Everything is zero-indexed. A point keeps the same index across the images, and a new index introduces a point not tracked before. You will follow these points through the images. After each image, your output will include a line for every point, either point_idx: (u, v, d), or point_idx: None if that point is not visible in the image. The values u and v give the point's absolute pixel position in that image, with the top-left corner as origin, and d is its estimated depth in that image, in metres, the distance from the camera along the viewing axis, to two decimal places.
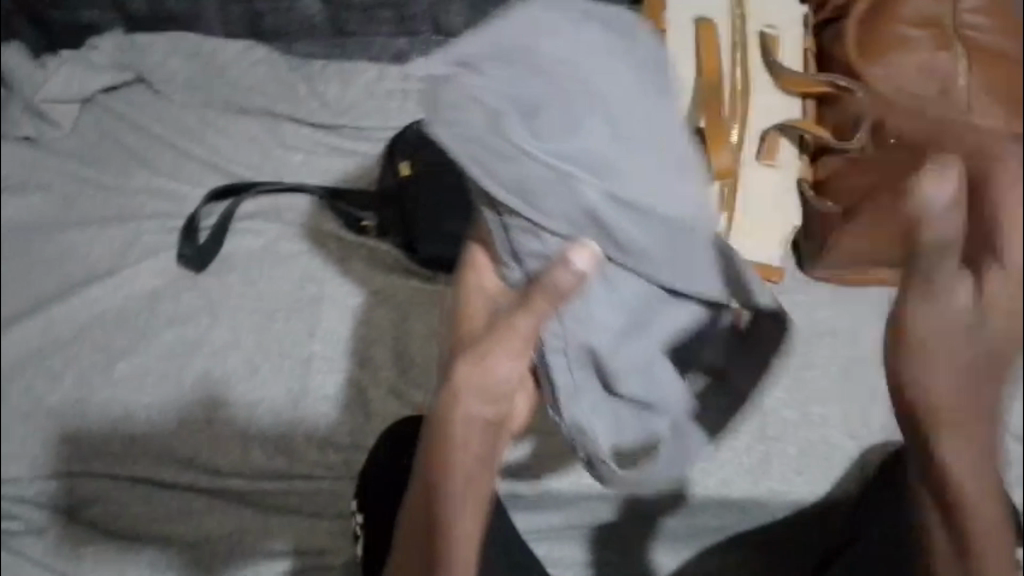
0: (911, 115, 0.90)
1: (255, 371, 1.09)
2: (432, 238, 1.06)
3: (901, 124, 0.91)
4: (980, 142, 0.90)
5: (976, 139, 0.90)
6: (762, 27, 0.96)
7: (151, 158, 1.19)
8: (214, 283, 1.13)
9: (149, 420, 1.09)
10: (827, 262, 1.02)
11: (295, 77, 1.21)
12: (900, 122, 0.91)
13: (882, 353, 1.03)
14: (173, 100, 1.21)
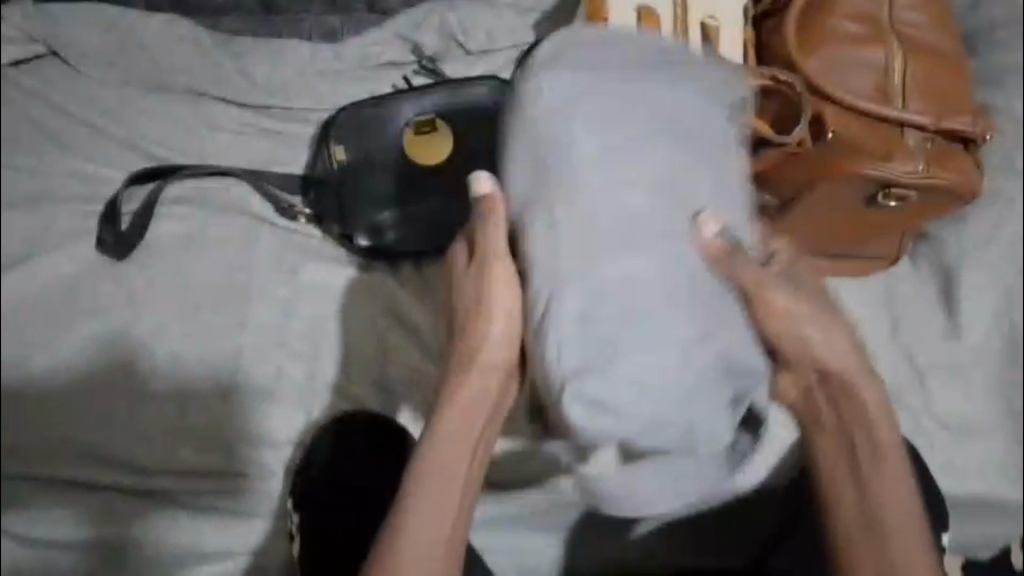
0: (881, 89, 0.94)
1: (184, 367, 1.04)
2: (370, 226, 1.08)
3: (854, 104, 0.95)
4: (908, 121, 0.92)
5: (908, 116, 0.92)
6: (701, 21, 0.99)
7: (63, 137, 1.12)
8: (137, 272, 1.08)
9: (65, 418, 1.03)
10: None
11: (219, 53, 1.15)
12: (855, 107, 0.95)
13: None
14: (90, 77, 1.14)
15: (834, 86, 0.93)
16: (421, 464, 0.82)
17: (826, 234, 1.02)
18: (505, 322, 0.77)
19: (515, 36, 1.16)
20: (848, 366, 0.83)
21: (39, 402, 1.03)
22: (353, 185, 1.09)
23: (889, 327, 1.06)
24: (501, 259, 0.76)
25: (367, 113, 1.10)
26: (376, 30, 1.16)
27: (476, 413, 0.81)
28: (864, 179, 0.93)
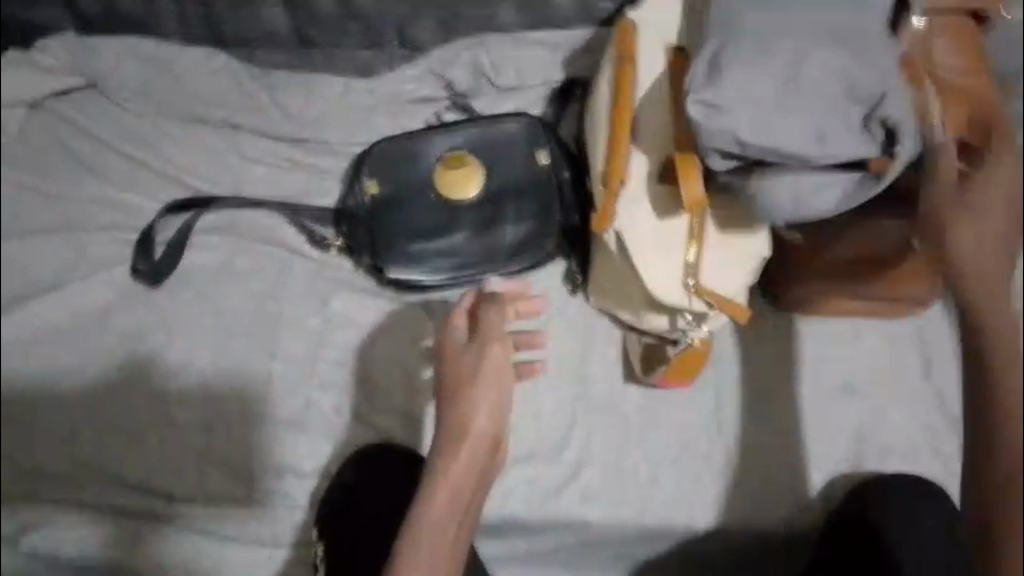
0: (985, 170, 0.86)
1: (212, 395, 1.05)
2: (399, 258, 1.07)
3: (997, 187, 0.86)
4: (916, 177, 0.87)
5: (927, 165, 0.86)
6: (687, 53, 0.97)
7: (101, 168, 1.15)
8: (168, 301, 1.09)
9: (95, 440, 1.04)
10: (800, 289, 1.03)
11: (255, 86, 1.17)
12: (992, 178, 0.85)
13: (843, 382, 1.05)
14: (128, 109, 1.17)
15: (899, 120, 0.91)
16: (413, 535, 0.79)
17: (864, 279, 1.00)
18: (492, 397, 0.85)
19: (547, 73, 1.17)
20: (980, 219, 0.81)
21: (69, 424, 1.05)
22: (384, 218, 1.09)
23: (920, 368, 1.06)
24: (495, 340, 0.88)
25: (399, 148, 1.11)
26: (411, 66, 1.18)
27: (465, 488, 0.82)
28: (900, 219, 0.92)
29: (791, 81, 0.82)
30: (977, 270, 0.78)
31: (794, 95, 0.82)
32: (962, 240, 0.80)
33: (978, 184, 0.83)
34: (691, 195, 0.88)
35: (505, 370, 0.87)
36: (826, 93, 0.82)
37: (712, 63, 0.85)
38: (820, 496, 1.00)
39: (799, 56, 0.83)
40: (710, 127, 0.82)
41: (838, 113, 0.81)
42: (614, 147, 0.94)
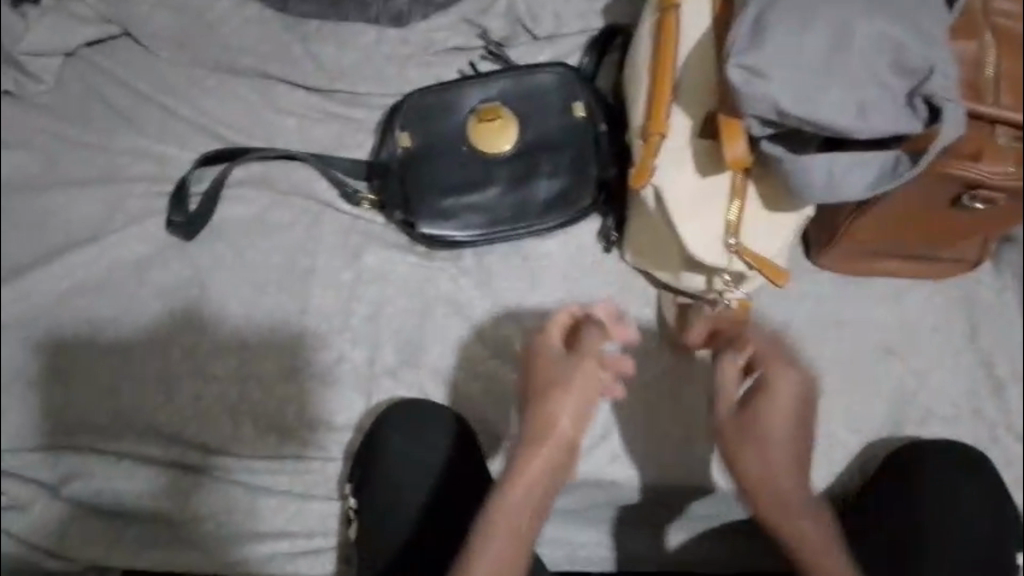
0: (778, 379, 0.87)
1: (247, 348, 1.06)
2: (431, 214, 1.06)
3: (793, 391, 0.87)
4: (726, 376, 0.90)
5: (726, 369, 0.90)
6: None
7: (136, 119, 1.15)
8: (203, 253, 1.09)
9: (134, 390, 1.05)
10: (839, 248, 0.99)
11: (288, 36, 1.14)
12: (781, 389, 0.87)
13: (886, 346, 1.02)
14: (162, 58, 1.16)
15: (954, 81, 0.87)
16: (485, 532, 0.84)
17: (908, 237, 0.96)
18: (580, 398, 0.90)
19: (584, 21, 1.14)
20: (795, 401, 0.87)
21: (109, 374, 1.06)
22: (416, 171, 1.07)
23: (966, 333, 1.03)
24: (592, 357, 0.91)
25: (433, 98, 1.08)
26: (443, 14, 1.14)
27: (538, 481, 0.88)
28: (947, 181, 0.87)
29: (839, 48, 0.80)
30: (762, 490, 0.85)
31: (842, 63, 0.79)
32: (739, 463, 0.86)
33: (760, 396, 0.87)
34: (733, 154, 0.84)
35: (595, 380, 0.91)
36: (875, 62, 0.79)
37: (760, 21, 0.81)
38: (857, 458, 0.99)
39: (849, 20, 0.80)
40: (749, 89, 0.79)
41: (882, 84, 0.79)
42: (654, 103, 0.91)
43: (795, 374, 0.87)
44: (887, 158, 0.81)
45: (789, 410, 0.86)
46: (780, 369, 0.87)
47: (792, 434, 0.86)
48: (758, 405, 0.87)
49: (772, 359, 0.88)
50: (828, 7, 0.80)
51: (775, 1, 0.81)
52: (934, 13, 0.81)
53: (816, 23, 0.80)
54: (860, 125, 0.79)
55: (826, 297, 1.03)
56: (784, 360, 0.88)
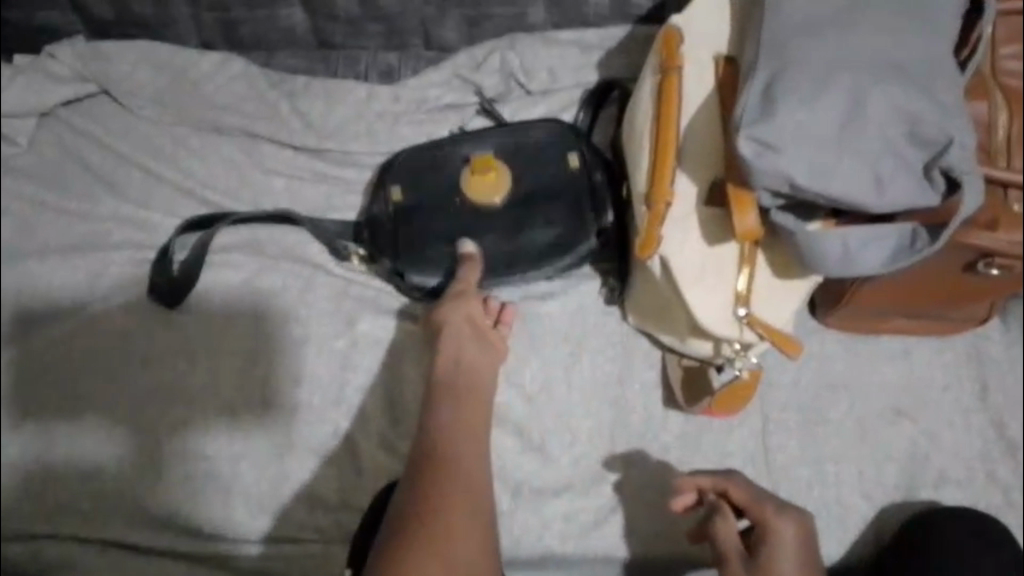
0: (778, 527, 0.83)
1: (237, 423, 1.02)
2: (422, 263, 1.02)
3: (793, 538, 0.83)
4: (724, 531, 0.84)
5: (720, 521, 0.85)
6: (730, 58, 0.90)
7: (118, 182, 1.10)
8: (190, 323, 1.05)
9: (119, 472, 1.01)
10: (846, 309, 0.97)
11: (274, 94, 1.12)
12: (784, 538, 0.82)
13: (896, 408, 1.00)
14: (142, 118, 1.12)
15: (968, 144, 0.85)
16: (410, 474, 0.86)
17: (917, 298, 0.94)
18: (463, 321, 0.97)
19: (580, 75, 1.11)
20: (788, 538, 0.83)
21: (91, 457, 1.01)
22: (408, 224, 1.03)
23: (977, 393, 1.01)
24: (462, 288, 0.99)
25: (424, 154, 1.06)
26: (437, 70, 1.12)
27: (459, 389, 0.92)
28: (962, 248, 0.85)
29: (852, 117, 0.77)
30: None
31: (855, 134, 0.77)
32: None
33: (764, 547, 0.82)
34: (744, 225, 0.82)
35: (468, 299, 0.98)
36: (889, 133, 0.77)
37: (769, 91, 0.79)
38: (872, 525, 0.96)
39: (863, 89, 0.78)
40: (760, 162, 0.77)
41: (897, 155, 0.77)
42: (657, 170, 0.88)
43: (793, 520, 0.83)
44: (903, 231, 0.79)
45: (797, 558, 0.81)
46: (775, 517, 0.83)
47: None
48: (769, 557, 0.81)
49: (760, 503, 0.85)
50: (841, 76, 0.78)
51: (786, 69, 0.79)
52: (948, 81, 0.79)
53: (826, 93, 0.78)
54: (874, 197, 0.77)
55: (833, 358, 1.01)
56: (776, 508, 0.84)
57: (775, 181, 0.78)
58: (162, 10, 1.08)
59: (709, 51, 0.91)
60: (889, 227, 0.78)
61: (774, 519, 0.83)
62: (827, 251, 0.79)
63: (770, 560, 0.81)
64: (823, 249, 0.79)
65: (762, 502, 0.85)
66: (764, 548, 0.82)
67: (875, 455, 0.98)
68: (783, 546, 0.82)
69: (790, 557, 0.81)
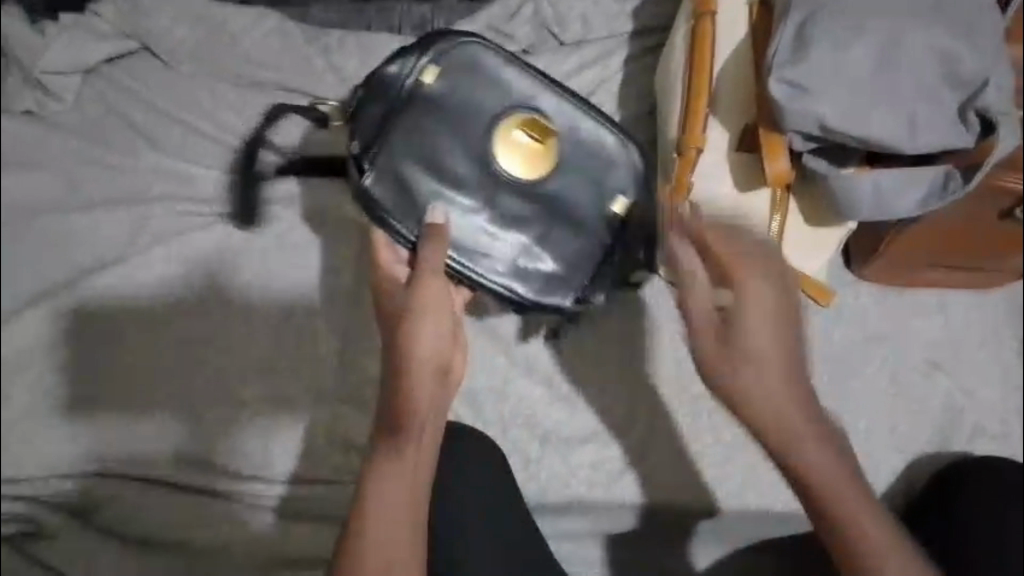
0: (742, 279, 0.69)
1: (276, 369, 1.06)
2: (394, 191, 0.87)
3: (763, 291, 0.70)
4: (689, 299, 0.72)
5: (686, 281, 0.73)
6: None
7: (158, 138, 1.13)
8: (230, 274, 1.09)
9: (166, 416, 1.05)
10: (881, 261, 0.95)
11: (309, 48, 1.13)
12: (749, 289, 0.69)
13: (932, 361, 0.99)
14: (182, 74, 1.14)
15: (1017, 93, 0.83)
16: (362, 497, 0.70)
17: (953, 249, 0.93)
18: (432, 314, 0.75)
19: (613, 26, 1.11)
20: (768, 346, 0.69)
21: (133, 402, 1.06)
22: (400, 117, 0.88)
23: (1014, 347, 1.00)
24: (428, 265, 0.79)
25: (486, 58, 0.90)
26: (469, 22, 1.11)
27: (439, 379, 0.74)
28: (1000, 195, 0.84)
29: (889, 59, 0.75)
30: (773, 434, 0.69)
31: (889, 75, 0.75)
32: (805, 450, 0.69)
33: (732, 323, 0.69)
34: (775, 169, 0.80)
35: (439, 285, 0.77)
36: (925, 74, 0.76)
37: (803, 30, 0.77)
38: (903, 476, 0.96)
39: (898, 29, 0.75)
40: (791, 104, 0.76)
41: (932, 96, 0.75)
42: (690, 116, 0.87)
43: (766, 278, 0.70)
44: (937, 174, 0.77)
45: (767, 308, 0.69)
46: (741, 272, 0.70)
47: (769, 328, 0.69)
48: (741, 348, 0.69)
49: (738, 262, 0.71)
50: (875, 15, 0.76)
51: (823, 8, 0.76)
52: (991, 22, 0.76)
53: (860, 32, 0.76)
54: (907, 139, 0.76)
55: (868, 309, 1.00)
56: (753, 265, 0.71)
57: (805, 124, 0.76)
58: None
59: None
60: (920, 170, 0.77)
61: (749, 276, 0.70)
62: (859, 196, 0.78)
63: (732, 345, 0.69)
64: (853, 195, 0.78)
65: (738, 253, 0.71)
66: (734, 317, 0.69)
67: (910, 407, 0.97)
68: (756, 326, 0.69)
69: (764, 330, 0.68)
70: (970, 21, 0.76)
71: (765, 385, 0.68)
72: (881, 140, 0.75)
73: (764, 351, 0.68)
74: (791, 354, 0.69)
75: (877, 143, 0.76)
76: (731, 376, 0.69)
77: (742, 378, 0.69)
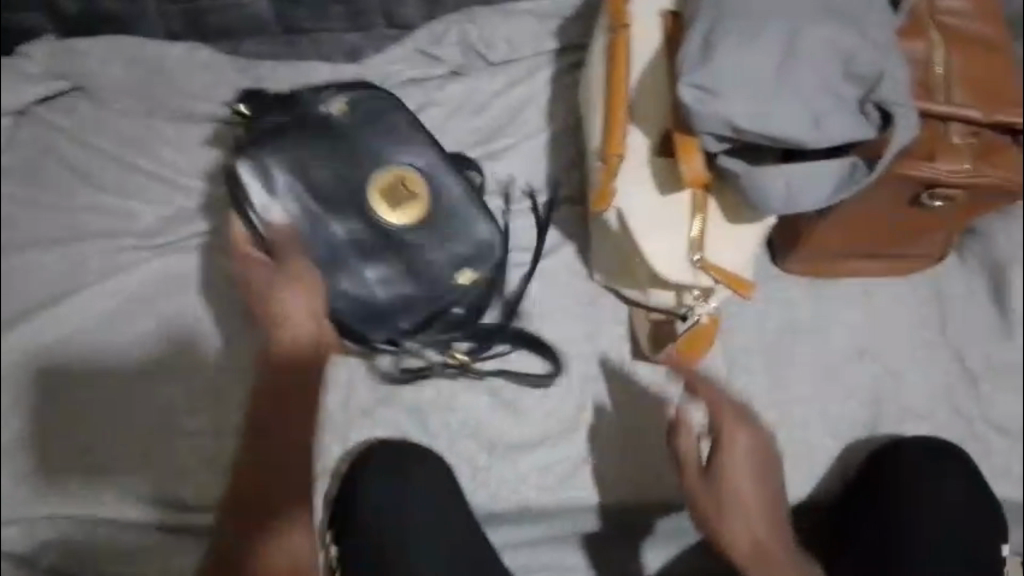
0: (732, 436, 0.88)
1: (217, 396, 1.07)
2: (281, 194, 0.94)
3: (744, 444, 0.88)
4: (685, 439, 0.89)
5: (681, 437, 0.90)
6: (676, 12, 0.92)
7: (91, 173, 1.13)
8: (174, 306, 1.09)
9: (110, 452, 1.05)
10: (803, 254, 0.99)
11: (242, 79, 1.15)
12: (738, 443, 0.88)
13: (859, 348, 1.03)
14: (115, 111, 1.15)
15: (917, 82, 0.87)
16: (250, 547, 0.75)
17: (871, 238, 0.97)
18: (306, 316, 0.84)
19: (538, 44, 1.14)
20: (732, 453, 0.87)
21: (81, 444, 1.05)
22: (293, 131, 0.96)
23: (938, 330, 1.04)
24: (297, 261, 0.88)
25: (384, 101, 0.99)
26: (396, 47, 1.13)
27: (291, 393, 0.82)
28: (907, 182, 0.87)
29: (789, 60, 0.80)
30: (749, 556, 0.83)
31: (794, 74, 0.79)
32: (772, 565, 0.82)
33: (718, 444, 0.88)
34: (692, 171, 0.85)
35: (314, 296, 0.85)
36: (826, 72, 0.80)
37: (709, 38, 0.80)
38: (839, 461, 0.99)
39: (798, 32, 0.80)
40: (701, 108, 0.79)
41: (833, 92, 0.80)
42: (611, 126, 0.90)
43: (750, 435, 0.88)
44: (843, 165, 0.81)
45: (747, 465, 0.87)
46: (734, 426, 0.88)
47: (754, 481, 0.88)
48: (723, 472, 0.87)
49: (728, 432, 0.88)
50: (776, 19, 0.80)
51: (724, 17, 0.81)
52: (880, 19, 0.81)
53: (763, 36, 0.80)
54: (811, 134, 0.79)
55: (797, 302, 1.03)
56: (736, 418, 0.88)
57: (715, 125, 0.80)
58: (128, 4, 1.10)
59: (655, 5, 0.93)
60: (827, 163, 0.80)
61: (736, 439, 0.88)
62: (772, 194, 0.82)
63: (745, 468, 0.87)
64: (765, 191, 0.82)
65: (723, 412, 0.88)
66: (718, 459, 0.87)
67: (840, 394, 1.01)
68: (740, 466, 0.87)
69: (748, 444, 0.88)
70: (863, 22, 0.81)
71: (747, 495, 0.87)
72: (787, 135, 0.79)
73: (745, 467, 0.87)
74: (766, 513, 0.87)
75: (785, 140, 0.79)
76: (716, 491, 0.86)
77: (727, 526, 0.85)
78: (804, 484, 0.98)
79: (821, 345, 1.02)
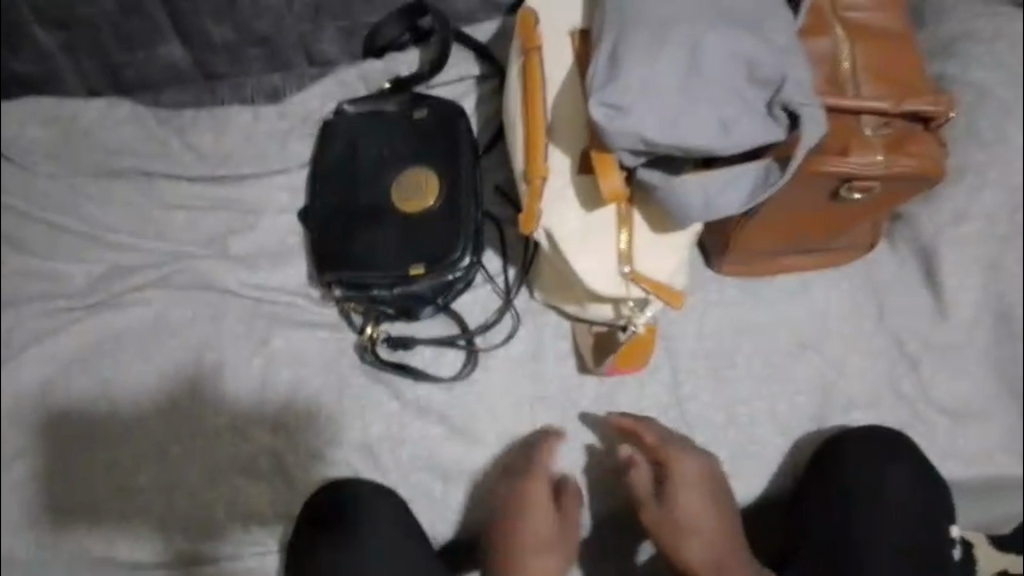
0: (680, 465, 0.93)
1: (160, 451, 1.04)
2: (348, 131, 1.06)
3: (691, 472, 0.93)
4: (638, 479, 0.94)
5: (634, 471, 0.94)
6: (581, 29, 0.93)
7: (20, 238, 1.12)
8: (115, 366, 1.07)
9: (57, 518, 1.03)
10: (734, 254, 1.00)
11: (164, 129, 1.13)
12: (685, 471, 0.93)
13: (800, 342, 1.04)
14: (37, 172, 1.13)
15: (825, 77, 0.89)
16: None
17: (798, 234, 0.98)
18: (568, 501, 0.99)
19: (460, 67, 1.13)
20: (682, 480, 0.93)
21: (52, 472, 1.05)
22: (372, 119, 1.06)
23: (875, 316, 1.05)
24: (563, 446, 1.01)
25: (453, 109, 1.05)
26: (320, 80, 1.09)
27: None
28: (825, 178, 0.88)
29: (693, 70, 0.81)
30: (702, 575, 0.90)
31: (701, 83, 0.80)
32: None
33: (670, 478, 0.93)
34: (610, 187, 0.86)
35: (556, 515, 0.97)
36: (732, 78, 0.81)
37: (615, 55, 0.82)
38: (789, 457, 1.00)
39: (700, 41, 0.81)
40: (612, 124, 0.80)
41: (740, 96, 0.81)
42: (530, 147, 0.91)
43: (694, 458, 0.94)
44: (757, 170, 0.82)
45: (696, 487, 0.93)
46: (680, 456, 0.94)
47: (706, 504, 0.93)
48: (674, 498, 0.92)
49: (672, 463, 0.94)
50: (678, 31, 0.81)
51: (626, 34, 0.82)
52: (781, 23, 0.83)
53: (666, 48, 0.81)
54: (721, 140, 0.80)
55: (733, 303, 1.05)
56: (680, 446, 0.94)
57: (628, 139, 0.81)
58: (42, 65, 1.09)
59: (563, 24, 0.94)
60: (739, 167, 0.81)
61: (683, 471, 0.93)
62: (691, 202, 0.82)
63: (693, 496, 0.92)
64: (682, 201, 0.83)
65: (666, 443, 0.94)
66: (668, 485, 0.93)
67: (786, 389, 1.02)
68: (690, 495, 0.92)
69: (700, 474, 0.93)
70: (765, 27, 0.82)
71: (700, 517, 0.92)
72: (699, 143, 0.80)
73: (694, 495, 0.92)
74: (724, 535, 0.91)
75: (697, 148, 0.80)
76: (673, 518, 0.92)
77: (688, 550, 0.91)
78: (755, 481, 0.99)
79: (762, 343, 1.04)
